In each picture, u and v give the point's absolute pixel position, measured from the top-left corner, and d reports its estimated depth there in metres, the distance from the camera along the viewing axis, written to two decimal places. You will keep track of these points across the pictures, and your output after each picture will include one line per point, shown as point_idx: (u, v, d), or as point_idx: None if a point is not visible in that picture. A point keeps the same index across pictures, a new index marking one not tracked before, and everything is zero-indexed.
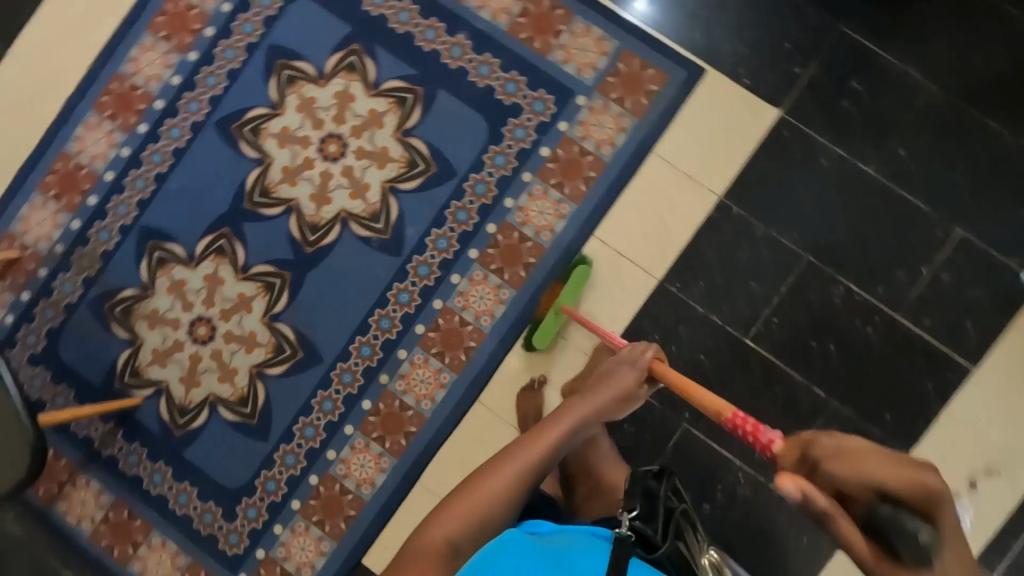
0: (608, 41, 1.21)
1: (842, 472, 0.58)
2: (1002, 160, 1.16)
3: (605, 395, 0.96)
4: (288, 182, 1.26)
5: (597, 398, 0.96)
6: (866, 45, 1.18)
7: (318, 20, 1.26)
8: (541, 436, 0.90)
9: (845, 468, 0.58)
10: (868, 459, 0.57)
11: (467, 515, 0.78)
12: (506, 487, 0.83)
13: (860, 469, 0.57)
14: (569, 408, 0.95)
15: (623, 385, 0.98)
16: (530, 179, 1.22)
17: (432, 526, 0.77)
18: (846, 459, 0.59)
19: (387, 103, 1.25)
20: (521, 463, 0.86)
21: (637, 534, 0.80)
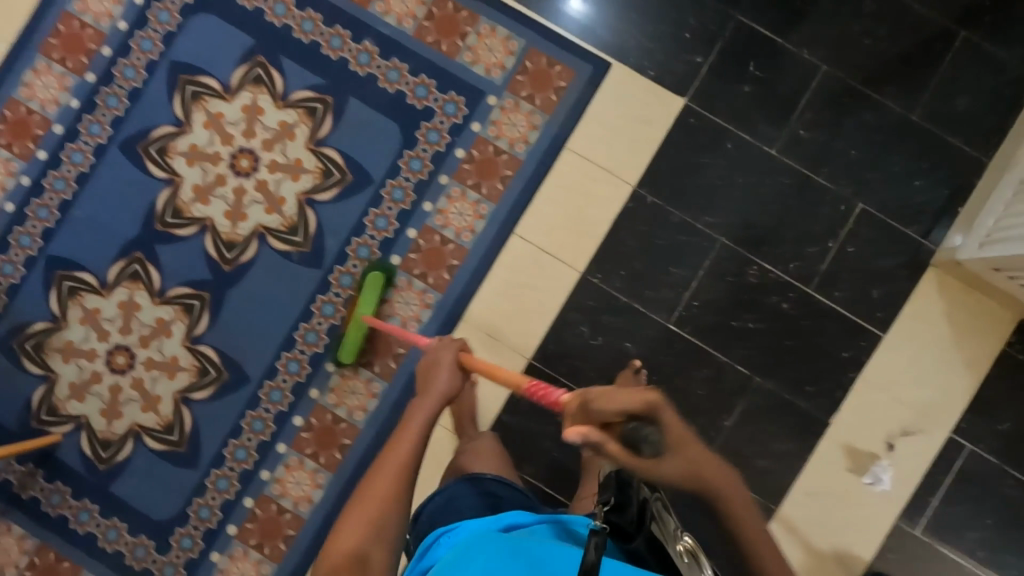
0: (514, 40, 1.22)
1: (609, 408, 0.59)
2: (895, 134, 1.21)
3: (443, 377, 0.94)
4: (201, 201, 1.23)
5: (439, 379, 0.94)
6: (761, 32, 1.22)
7: (221, 34, 1.24)
8: (401, 435, 0.85)
9: (612, 403, 0.59)
10: (623, 391, 0.60)
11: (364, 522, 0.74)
12: (388, 498, 0.78)
13: (616, 402, 0.59)
14: (419, 401, 0.91)
15: (441, 380, 0.94)
16: (447, 182, 1.22)
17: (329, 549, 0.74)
18: (605, 395, 0.60)
19: (297, 115, 1.23)
20: (395, 472, 0.80)
21: (613, 526, 0.73)
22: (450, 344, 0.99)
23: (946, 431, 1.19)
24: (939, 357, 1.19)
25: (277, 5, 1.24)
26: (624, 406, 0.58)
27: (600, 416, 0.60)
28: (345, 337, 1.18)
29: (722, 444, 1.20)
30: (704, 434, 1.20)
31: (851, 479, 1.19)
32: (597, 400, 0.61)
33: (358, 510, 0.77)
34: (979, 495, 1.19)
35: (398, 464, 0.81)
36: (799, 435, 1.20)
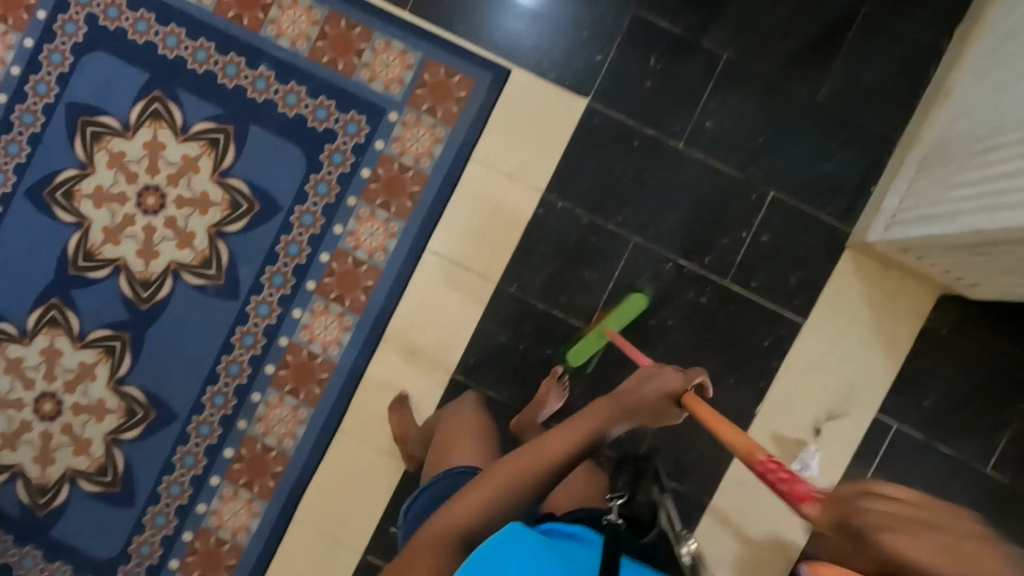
0: (410, 53, 1.21)
1: (910, 554, 0.40)
2: (802, 116, 1.19)
3: (635, 396, 0.81)
4: (111, 242, 1.22)
5: (642, 392, 0.81)
6: (659, 23, 1.20)
7: (114, 70, 1.22)
8: (565, 435, 0.78)
9: (918, 550, 0.40)
10: (918, 526, 0.41)
11: (486, 497, 0.72)
12: (518, 489, 0.73)
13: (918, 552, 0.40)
14: (609, 405, 0.81)
15: (649, 400, 0.81)
16: (355, 203, 1.21)
17: (439, 517, 0.71)
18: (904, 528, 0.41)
19: (199, 147, 1.22)
20: (536, 467, 0.75)
21: (627, 519, 0.85)
22: (678, 373, 0.82)
23: (872, 412, 1.19)
24: (860, 338, 1.19)
25: (168, 36, 1.22)
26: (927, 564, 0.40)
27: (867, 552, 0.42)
28: (582, 341, 1.17)
29: (650, 442, 1.21)
30: (631, 433, 1.21)
31: None
32: (875, 525, 0.42)
33: (486, 484, 0.73)
34: (906, 473, 1.19)
35: (543, 464, 0.75)
36: (725, 427, 1.20)
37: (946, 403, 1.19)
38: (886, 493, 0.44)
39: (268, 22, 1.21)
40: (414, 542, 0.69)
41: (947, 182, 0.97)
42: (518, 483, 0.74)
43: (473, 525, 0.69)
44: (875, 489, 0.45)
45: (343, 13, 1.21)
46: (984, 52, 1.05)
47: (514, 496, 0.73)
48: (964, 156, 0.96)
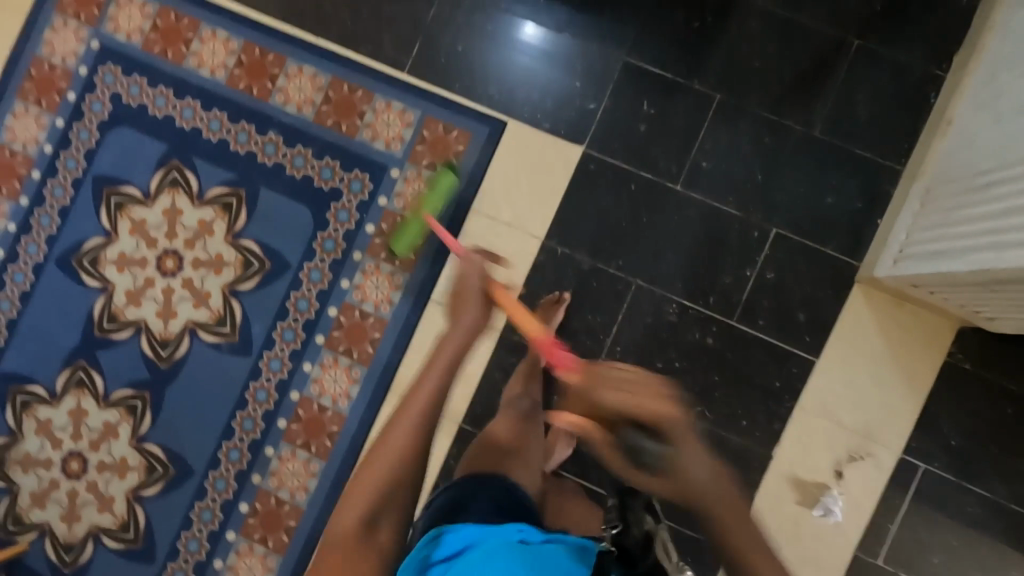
0: (409, 112, 1.25)
1: (608, 401, 0.62)
2: (802, 151, 1.18)
3: (471, 315, 0.88)
4: (133, 304, 1.28)
5: (463, 322, 0.87)
6: (651, 69, 1.22)
7: (135, 143, 1.30)
8: (420, 385, 0.81)
9: (611, 398, 0.62)
10: (634, 382, 0.63)
11: (375, 485, 0.74)
12: (399, 461, 0.76)
13: (609, 403, 0.62)
14: (445, 345, 0.85)
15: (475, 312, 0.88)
16: (360, 257, 1.25)
17: (344, 512, 0.74)
18: (611, 382, 0.63)
19: (213, 211, 1.28)
20: (414, 422, 0.78)
21: (622, 549, 0.89)
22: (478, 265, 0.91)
23: (896, 452, 1.14)
24: (878, 376, 1.15)
25: (185, 108, 1.29)
26: (620, 408, 0.61)
27: (614, 417, 0.62)
28: (404, 231, 1.19)
29: None
30: None
31: (801, 513, 1.15)
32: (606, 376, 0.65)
33: (368, 478, 0.75)
34: (937, 516, 1.13)
35: (411, 423, 0.78)
36: (741, 472, 1.17)
37: (975, 440, 1.13)
38: (614, 369, 0.66)
39: (275, 90, 1.28)
40: (322, 549, 0.72)
41: (950, 217, 0.95)
42: (400, 456, 0.76)
43: (369, 513, 0.73)
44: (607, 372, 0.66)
45: (345, 78, 1.27)
46: (986, 81, 1.04)
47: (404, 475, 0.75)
48: (966, 191, 0.93)
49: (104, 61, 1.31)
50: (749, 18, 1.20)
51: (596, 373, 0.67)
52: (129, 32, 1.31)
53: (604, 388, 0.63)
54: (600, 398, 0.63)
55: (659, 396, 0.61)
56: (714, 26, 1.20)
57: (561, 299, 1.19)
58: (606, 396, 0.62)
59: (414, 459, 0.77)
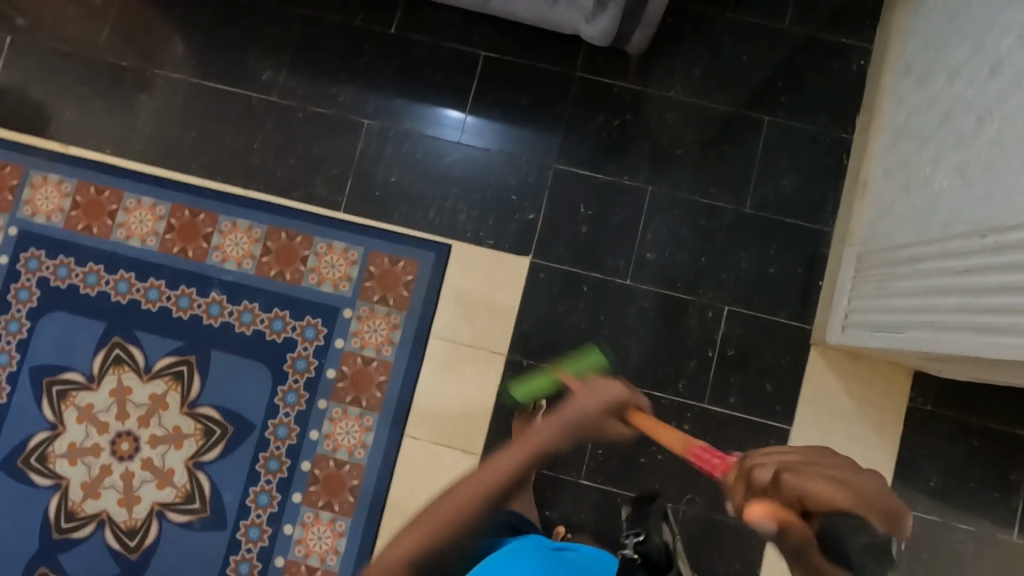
0: (352, 249, 1.24)
1: (814, 490, 0.49)
2: (738, 228, 1.23)
3: (576, 416, 0.71)
4: (91, 496, 1.21)
5: (570, 410, 0.71)
6: (581, 172, 1.25)
7: (71, 326, 1.24)
8: (496, 461, 0.67)
9: (819, 485, 0.50)
10: (834, 472, 0.52)
11: (424, 533, 0.64)
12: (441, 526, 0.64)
13: (809, 483, 0.50)
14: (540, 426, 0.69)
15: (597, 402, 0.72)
16: (326, 405, 1.22)
17: (392, 545, 0.64)
18: (806, 469, 0.52)
19: (165, 383, 1.23)
20: (479, 490, 0.65)
21: (642, 560, 0.70)
22: (615, 385, 0.74)
23: None
24: (849, 432, 1.19)
25: (119, 282, 1.25)
26: (822, 492, 0.49)
27: (814, 512, 0.49)
28: (533, 382, 1.12)
29: None
30: None
31: None
32: (783, 464, 0.54)
33: (424, 520, 0.64)
34: (934, 562, 1.15)
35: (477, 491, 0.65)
36: (741, 552, 1.17)
37: (952, 479, 1.17)
38: (764, 472, 0.54)
39: (211, 249, 1.25)
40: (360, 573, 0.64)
41: (882, 288, 1.00)
42: (452, 521, 0.64)
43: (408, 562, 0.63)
44: (788, 459, 0.55)
45: (282, 226, 1.25)
46: (887, 147, 1.13)
47: (465, 529, 0.64)
48: (891, 263, 0.99)
49: (26, 246, 1.26)
50: (664, 111, 1.25)
51: (759, 470, 0.55)
52: (48, 212, 1.26)
53: (794, 474, 0.51)
54: (797, 485, 0.50)
55: (859, 468, 0.54)
56: (633, 120, 1.25)
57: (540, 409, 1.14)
58: (798, 480, 0.50)
59: (464, 529, 0.64)
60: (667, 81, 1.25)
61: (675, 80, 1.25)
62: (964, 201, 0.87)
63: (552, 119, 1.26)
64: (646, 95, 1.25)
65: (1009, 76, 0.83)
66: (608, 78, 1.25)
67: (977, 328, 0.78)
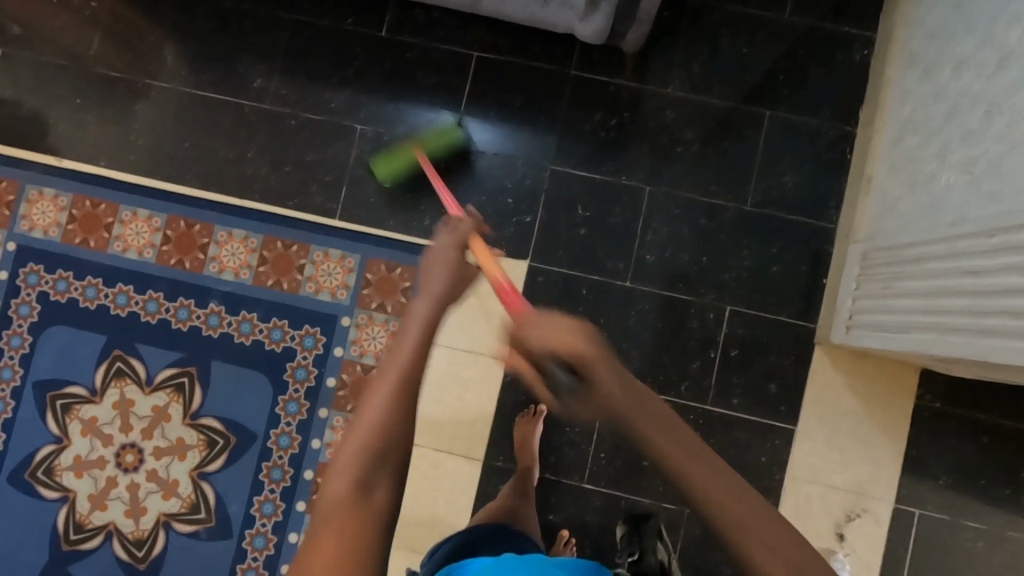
0: (349, 257, 1.24)
1: (530, 345, 0.58)
2: (739, 226, 1.21)
3: (446, 276, 0.67)
4: (98, 508, 1.22)
5: (435, 278, 0.67)
6: (578, 173, 1.23)
7: (72, 339, 1.25)
8: (394, 346, 0.61)
9: (534, 341, 0.58)
10: (565, 341, 0.56)
11: (353, 455, 0.56)
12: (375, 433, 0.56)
13: (546, 340, 0.57)
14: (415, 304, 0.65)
15: (453, 265, 0.69)
16: (327, 413, 1.21)
17: (331, 478, 0.56)
18: (528, 328, 0.58)
19: (166, 395, 1.23)
20: (385, 391, 0.58)
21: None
22: (466, 223, 0.75)
23: (890, 504, 1.16)
24: (856, 431, 1.17)
25: (118, 295, 1.25)
26: (545, 350, 0.57)
27: (535, 356, 0.59)
28: (396, 159, 1.19)
29: None
30: None
31: None
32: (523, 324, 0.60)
33: (346, 443, 0.56)
34: (943, 561, 1.14)
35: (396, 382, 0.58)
36: None
37: (960, 477, 1.15)
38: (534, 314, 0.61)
39: (209, 260, 1.25)
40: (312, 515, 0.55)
41: (887, 288, 0.98)
42: (382, 424, 0.57)
43: (357, 477, 0.55)
44: (530, 321, 0.59)
45: (277, 235, 1.24)
46: (893, 142, 1.10)
47: (398, 429, 0.57)
48: (897, 262, 0.97)
49: (25, 261, 1.26)
50: (662, 108, 1.22)
51: (524, 310, 0.61)
52: (45, 226, 1.26)
53: (521, 333, 0.59)
54: (523, 344, 0.59)
55: (585, 330, 0.56)
56: (630, 118, 1.23)
57: (539, 411, 1.18)
58: (529, 334, 0.58)
59: (407, 415, 0.57)
60: (664, 78, 1.22)
61: (673, 76, 1.22)
62: (970, 199, 0.84)
63: (547, 119, 1.24)
64: (644, 92, 1.23)
65: (1016, 69, 0.80)
66: (604, 76, 1.23)
67: (983, 332, 0.76)
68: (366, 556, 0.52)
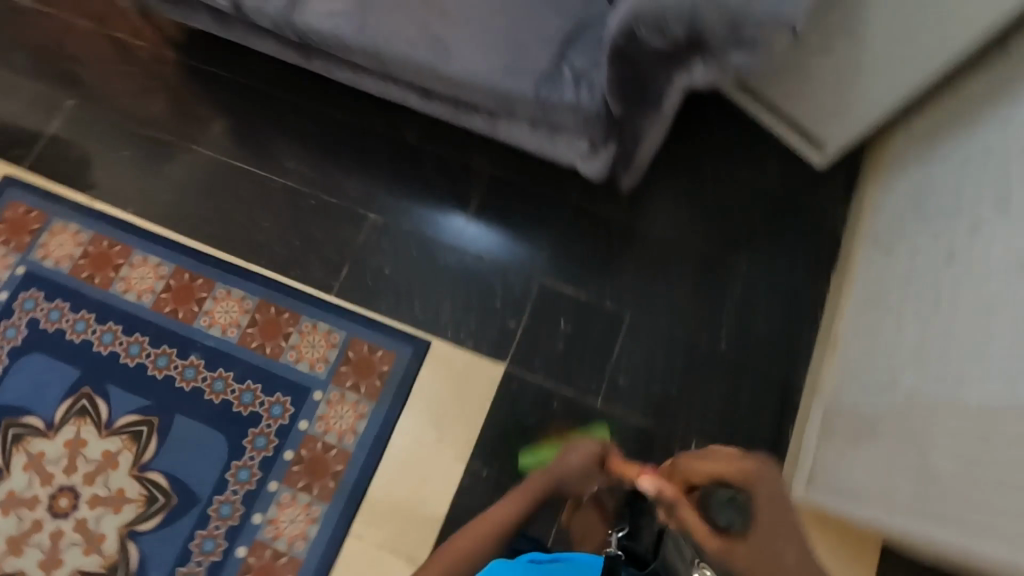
0: (335, 332, 1.28)
1: (693, 469, 0.67)
2: (710, 365, 1.26)
3: (575, 461, 0.81)
4: (13, 552, 1.15)
5: (566, 463, 0.81)
6: (566, 289, 1.30)
7: (46, 369, 1.26)
8: (514, 496, 0.80)
9: (695, 465, 0.67)
10: (724, 454, 0.63)
11: (443, 563, 0.74)
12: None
13: (704, 466, 0.64)
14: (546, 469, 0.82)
15: (589, 447, 0.84)
16: (276, 487, 1.18)
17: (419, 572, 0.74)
18: (696, 460, 0.67)
19: (121, 441, 1.21)
20: (496, 521, 0.77)
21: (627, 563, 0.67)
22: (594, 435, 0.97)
23: None
24: None
25: (105, 334, 1.28)
26: (704, 473, 0.65)
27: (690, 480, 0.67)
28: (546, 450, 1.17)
29: None
30: None
31: None
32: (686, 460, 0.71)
33: (446, 551, 0.75)
34: None
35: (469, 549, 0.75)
36: None
37: None
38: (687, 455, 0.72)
39: (201, 313, 1.29)
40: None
41: (846, 452, 1.01)
42: (476, 551, 0.75)
43: None
44: (691, 454, 0.70)
45: (272, 300, 1.30)
46: (853, 310, 1.19)
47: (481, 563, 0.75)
48: (855, 427, 1.02)
49: (28, 287, 1.31)
50: (650, 243, 1.33)
51: (680, 457, 0.73)
52: (58, 258, 1.33)
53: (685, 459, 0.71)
54: (684, 465, 0.70)
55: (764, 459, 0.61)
56: (619, 248, 1.33)
57: None
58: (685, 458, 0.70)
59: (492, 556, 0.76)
60: (655, 217, 1.34)
61: (663, 216, 1.34)
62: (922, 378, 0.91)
63: (543, 236, 1.34)
64: (635, 227, 1.34)
65: (962, 268, 0.91)
66: (601, 206, 1.35)
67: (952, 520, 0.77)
68: None
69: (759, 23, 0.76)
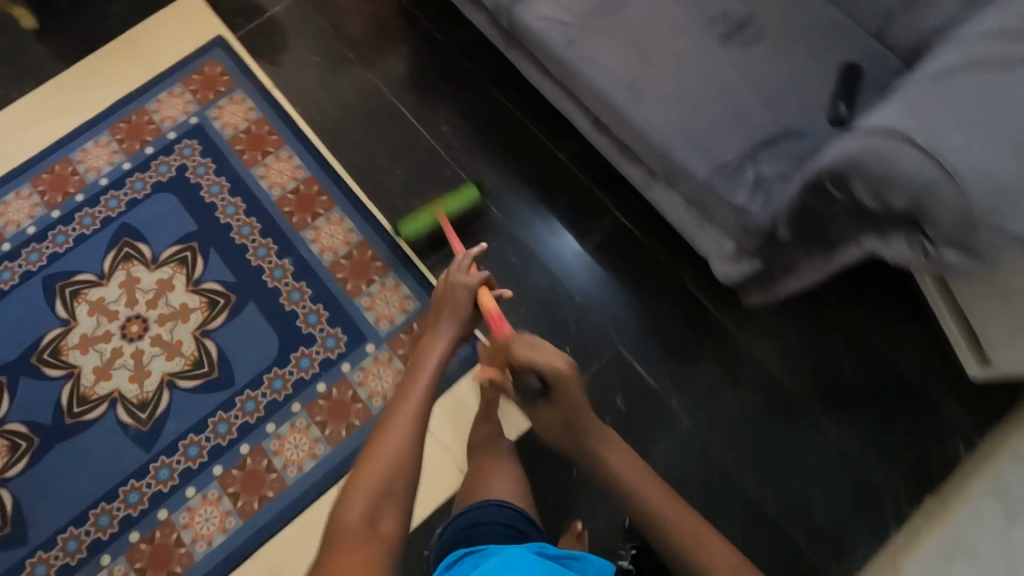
0: (411, 300, 1.31)
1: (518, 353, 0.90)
2: (744, 517, 1.16)
3: (449, 326, 0.96)
4: (81, 349, 1.29)
5: (456, 308, 0.96)
6: (637, 368, 1.24)
7: (174, 212, 1.39)
8: (406, 398, 0.88)
9: (521, 350, 0.90)
10: (552, 351, 0.91)
11: (378, 474, 0.79)
12: (384, 474, 0.79)
13: (532, 358, 0.89)
14: (431, 345, 0.94)
15: (460, 313, 0.96)
16: (297, 410, 1.24)
17: (353, 502, 0.76)
18: (524, 352, 0.90)
19: (199, 302, 1.32)
20: (404, 424, 0.84)
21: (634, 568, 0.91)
22: (473, 278, 0.97)
23: None
24: None
25: (229, 205, 1.39)
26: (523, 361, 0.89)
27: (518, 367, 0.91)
28: (416, 219, 1.28)
29: None
30: None
31: None
32: (511, 344, 0.92)
33: (368, 470, 0.79)
34: None
35: (403, 439, 0.82)
36: None
37: None
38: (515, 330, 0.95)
39: (311, 227, 1.36)
40: (326, 546, 0.71)
41: None
42: (396, 456, 0.81)
43: (370, 505, 0.76)
44: (515, 342, 0.92)
45: (372, 244, 1.34)
46: (936, 553, 1.02)
47: (404, 465, 0.80)
48: None
49: (192, 137, 1.45)
50: (744, 366, 1.23)
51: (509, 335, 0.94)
52: (225, 124, 1.46)
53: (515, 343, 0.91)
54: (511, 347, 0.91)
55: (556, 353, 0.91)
56: (709, 356, 1.24)
57: None
58: (518, 349, 0.90)
59: (408, 452, 0.81)
60: (763, 343, 1.24)
61: (772, 346, 1.24)
62: None
63: (641, 304, 1.28)
64: (737, 341, 1.24)
65: None
66: (712, 306, 1.27)
67: None
68: (380, 555, 0.70)
69: (993, 236, 0.66)
